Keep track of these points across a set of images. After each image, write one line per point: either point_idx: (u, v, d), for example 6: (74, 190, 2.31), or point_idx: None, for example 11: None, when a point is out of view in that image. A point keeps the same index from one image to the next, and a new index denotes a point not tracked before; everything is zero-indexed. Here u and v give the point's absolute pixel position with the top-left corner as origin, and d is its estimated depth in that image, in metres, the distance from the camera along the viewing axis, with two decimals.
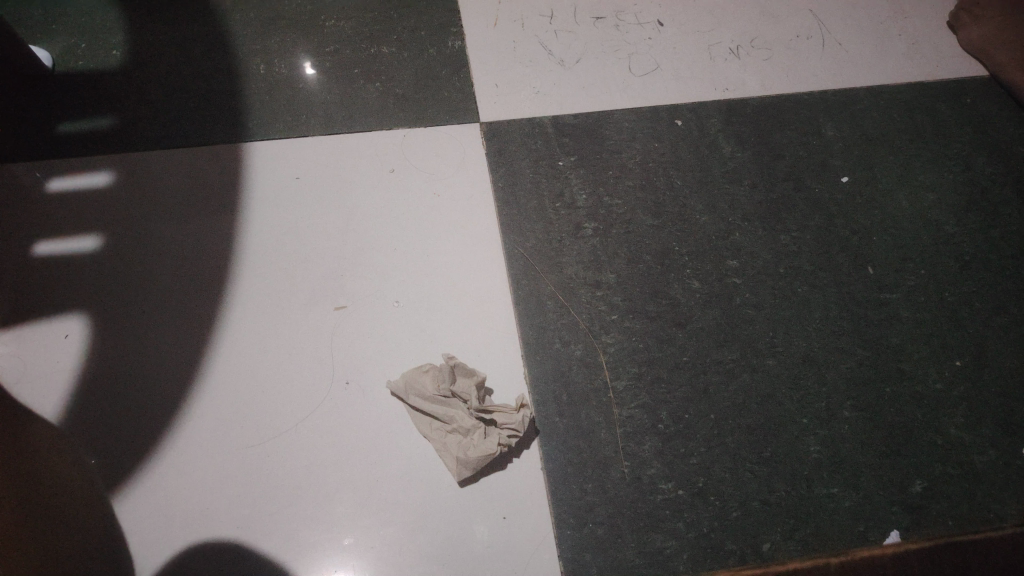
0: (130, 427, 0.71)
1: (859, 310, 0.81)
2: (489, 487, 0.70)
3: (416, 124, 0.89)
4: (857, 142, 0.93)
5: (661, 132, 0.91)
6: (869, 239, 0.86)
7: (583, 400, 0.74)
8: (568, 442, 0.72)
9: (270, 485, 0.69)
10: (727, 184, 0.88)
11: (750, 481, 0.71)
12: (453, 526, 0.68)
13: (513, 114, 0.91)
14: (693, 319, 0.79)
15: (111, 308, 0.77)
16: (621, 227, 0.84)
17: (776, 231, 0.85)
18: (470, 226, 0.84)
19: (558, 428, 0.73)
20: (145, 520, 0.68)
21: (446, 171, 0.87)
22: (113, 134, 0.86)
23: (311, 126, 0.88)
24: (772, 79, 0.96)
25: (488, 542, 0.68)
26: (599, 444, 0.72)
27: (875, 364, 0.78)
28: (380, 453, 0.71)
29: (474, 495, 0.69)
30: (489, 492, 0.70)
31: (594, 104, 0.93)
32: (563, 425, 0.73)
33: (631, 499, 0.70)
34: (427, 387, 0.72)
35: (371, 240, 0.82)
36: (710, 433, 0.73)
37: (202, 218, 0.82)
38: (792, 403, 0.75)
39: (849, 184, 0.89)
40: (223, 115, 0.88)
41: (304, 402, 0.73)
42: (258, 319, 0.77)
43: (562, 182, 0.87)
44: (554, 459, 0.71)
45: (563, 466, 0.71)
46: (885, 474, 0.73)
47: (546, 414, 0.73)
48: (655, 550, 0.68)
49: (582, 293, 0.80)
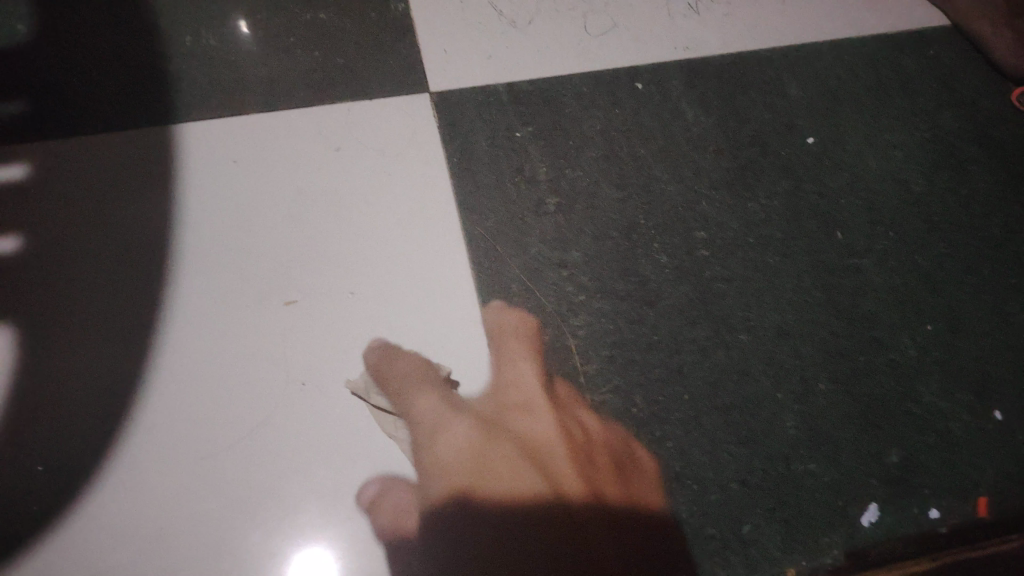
0: (70, 445, 0.66)
1: (830, 277, 0.79)
2: (464, 484, 0.67)
3: (363, 96, 0.83)
4: (823, 102, 0.90)
5: (622, 98, 0.87)
6: (838, 204, 0.84)
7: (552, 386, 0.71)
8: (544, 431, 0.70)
9: (226, 498, 0.65)
10: (692, 151, 0.85)
11: (728, 463, 0.70)
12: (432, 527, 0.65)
13: (465, 82, 0.85)
14: (663, 296, 0.76)
15: (37, 315, 0.70)
16: (585, 202, 0.81)
17: (745, 199, 0.83)
18: (427, 206, 0.79)
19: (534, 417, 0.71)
20: (91, 546, 0.62)
21: (397, 148, 0.81)
22: (24, 121, 0.77)
23: (248, 103, 0.81)
24: (734, 37, 0.92)
25: (470, 541, 0.65)
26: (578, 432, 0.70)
27: (848, 333, 0.77)
28: (344, 458, 0.67)
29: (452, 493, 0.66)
30: (465, 489, 0.67)
31: (550, 69, 0.88)
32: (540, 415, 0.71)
33: (611, 488, 0.68)
34: (389, 384, 0.70)
35: (321, 227, 0.76)
36: (686, 415, 0.71)
37: (134, 211, 0.75)
38: (767, 379, 0.74)
39: (817, 146, 0.87)
40: (149, 94, 0.80)
41: (258, 407, 0.68)
42: (202, 319, 0.71)
43: (521, 156, 0.82)
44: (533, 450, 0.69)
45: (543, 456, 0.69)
46: (862, 447, 0.72)
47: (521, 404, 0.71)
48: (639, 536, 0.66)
49: (548, 275, 0.76)
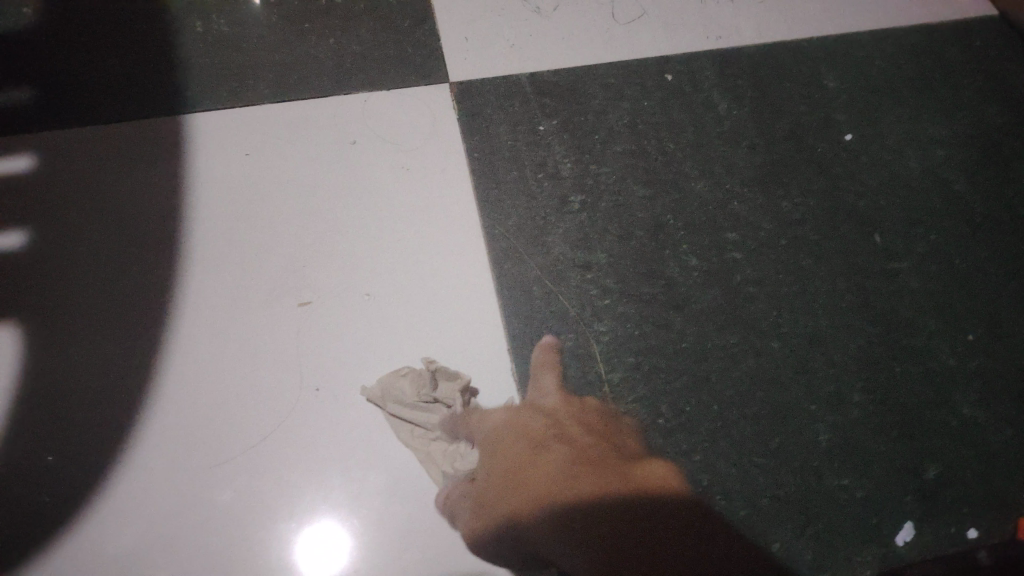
0: (76, 449, 0.64)
1: (867, 282, 0.76)
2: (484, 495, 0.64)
3: (380, 86, 0.80)
4: (860, 94, 0.85)
5: (651, 89, 0.83)
6: (875, 203, 0.80)
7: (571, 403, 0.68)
8: (562, 434, 0.66)
9: (236, 508, 0.63)
10: (723, 146, 0.81)
11: (756, 475, 0.67)
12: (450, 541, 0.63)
13: (486, 72, 0.82)
14: (691, 300, 0.73)
15: (45, 313, 0.68)
16: (611, 199, 0.77)
17: (778, 198, 0.79)
18: (445, 204, 0.75)
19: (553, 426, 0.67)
20: (99, 555, 0.61)
21: (415, 142, 0.78)
22: (31, 111, 0.75)
23: (260, 93, 0.78)
24: (768, 26, 0.88)
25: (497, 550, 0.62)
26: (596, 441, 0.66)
27: (884, 340, 0.73)
28: (358, 467, 0.65)
29: (478, 506, 0.63)
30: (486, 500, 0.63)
31: (576, 59, 0.84)
32: (559, 423, 0.67)
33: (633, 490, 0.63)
34: (407, 394, 0.67)
35: (335, 224, 0.74)
36: (713, 425, 0.68)
37: (144, 206, 0.73)
38: (799, 388, 0.70)
39: (854, 142, 0.83)
40: (159, 83, 0.77)
41: (270, 413, 0.66)
42: (214, 320, 0.69)
43: (544, 150, 0.79)
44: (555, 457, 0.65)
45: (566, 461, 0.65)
46: (897, 460, 0.69)
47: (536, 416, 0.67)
48: (671, 553, 0.62)
49: (571, 277, 0.73)
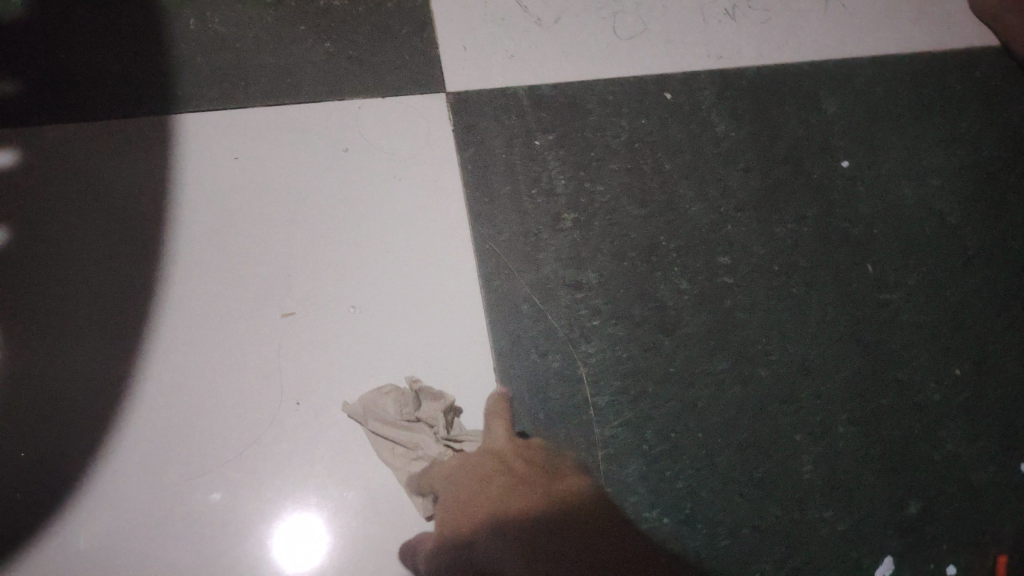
0: (48, 456, 0.62)
1: (858, 312, 0.75)
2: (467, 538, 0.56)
3: (375, 93, 0.78)
4: (859, 120, 0.85)
5: (649, 107, 0.82)
6: (869, 232, 0.79)
7: (517, 443, 0.64)
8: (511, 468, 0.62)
9: (212, 521, 0.62)
10: (719, 169, 0.80)
11: (740, 505, 0.66)
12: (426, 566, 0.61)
13: (483, 83, 0.81)
14: (681, 324, 0.72)
15: (22, 314, 0.66)
16: (604, 218, 0.76)
17: (773, 223, 0.78)
18: (436, 216, 0.74)
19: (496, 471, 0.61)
20: (68, 567, 0.59)
21: (408, 152, 0.77)
22: (14, 104, 0.73)
23: (252, 95, 0.77)
24: (770, 46, 0.88)
25: None
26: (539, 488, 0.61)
27: (873, 372, 0.73)
28: (337, 484, 0.64)
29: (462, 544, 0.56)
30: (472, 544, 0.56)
31: (574, 73, 0.83)
32: (508, 462, 0.62)
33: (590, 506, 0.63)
34: (389, 412, 0.65)
35: (323, 233, 0.72)
36: (698, 453, 0.68)
37: (129, 207, 0.71)
38: (786, 418, 0.70)
39: (851, 169, 0.82)
40: (148, 80, 0.76)
41: (249, 425, 0.65)
42: (195, 327, 0.68)
43: (538, 165, 0.78)
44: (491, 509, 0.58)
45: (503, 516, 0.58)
46: (880, 494, 0.69)
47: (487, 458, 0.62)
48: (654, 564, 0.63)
49: (560, 296, 0.72)
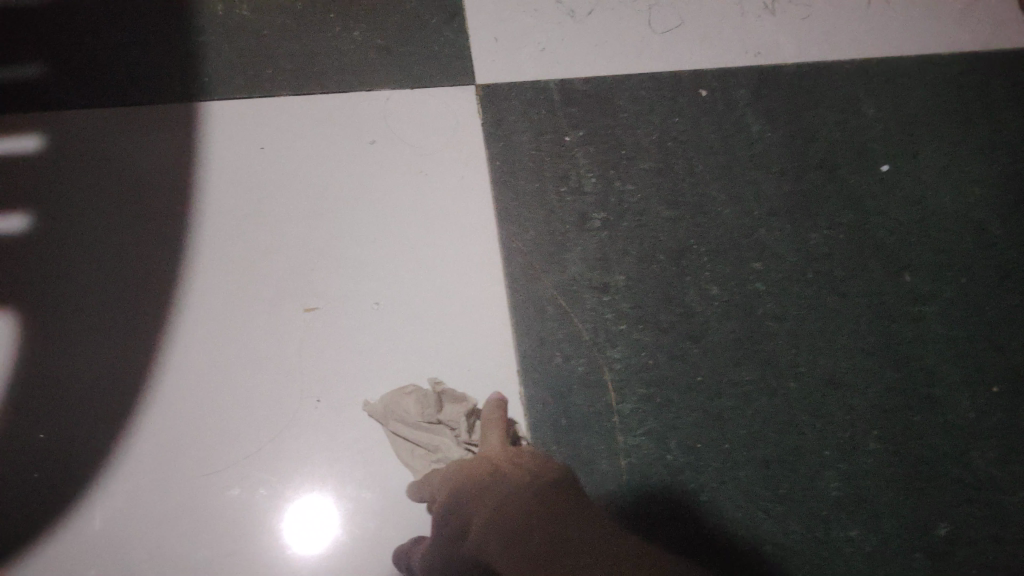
0: (70, 444, 0.62)
1: (891, 324, 0.73)
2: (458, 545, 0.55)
3: (403, 84, 0.77)
4: (899, 125, 0.82)
5: (682, 105, 0.80)
6: (906, 242, 0.77)
7: (510, 448, 0.60)
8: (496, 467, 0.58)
9: (227, 516, 0.61)
10: (753, 171, 0.78)
11: (763, 521, 0.65)
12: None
13: (514, 75, 0.79)
14: (708, 332, 0.71)
15: (46, 300, 0.66)
16: (633, 220, 0.74)
17: (807, 229, 0.76)
18: (461, 213, 0.73)
19: (481, 475, 0.58)
20: (84, 558, 0.59)
21: (435, 146, 0.75)
22: (44, 88, 0.73)
23: (279, 84, 0.76)
24: (810, 44, 0.85)
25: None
26: (522, 473, 0.57)
27: (905, 387, 0.71)
28: (355, 484, 0.63)
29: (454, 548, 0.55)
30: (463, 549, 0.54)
31: (607, 67, 0.81)
32: (494, 463, 0.59)
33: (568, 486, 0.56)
34: (409, 413, 0.63)
35: (346, 227, 0.71)
36: (721, 466, 0.66)
37: (153, 195, 0.71)
38: (813, 432, 0.68)
39: (890, 175, 0.80)
40: (176, 66, 0.75)
41: (269, 421, 0.64)
42: (218, 320, 0.67)
43: (567, 163, 0.76)
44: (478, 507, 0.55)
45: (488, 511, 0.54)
46: (909, 516, 0.67)
47: (478, 464, 0.59)
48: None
49: (586, 299, 0.71)
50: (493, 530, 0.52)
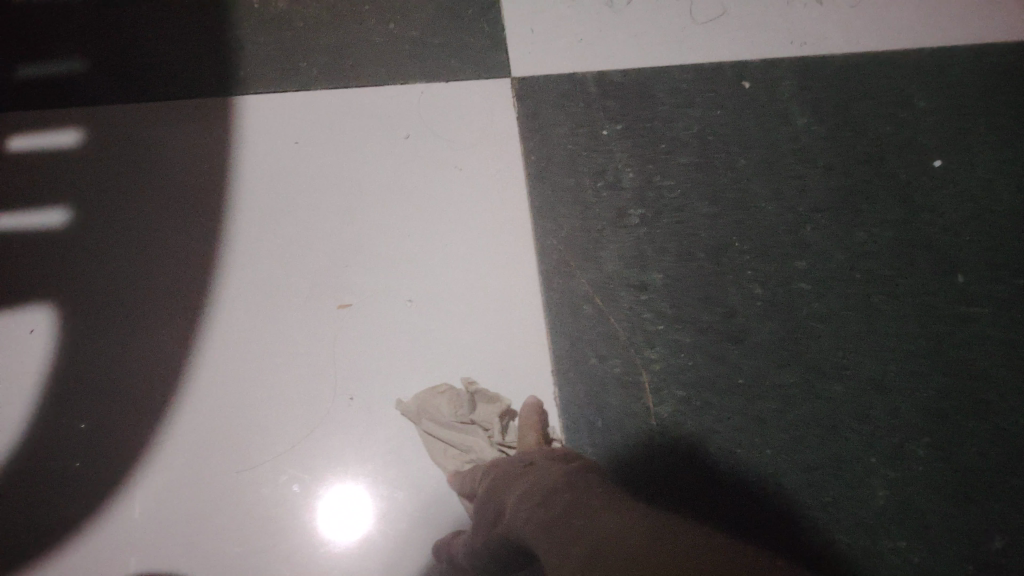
0: (106, 437, 0.63)
1: (942, 327, 0.70)
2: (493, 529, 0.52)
3: (437, 77, 0.76)
4: (953, 117, 0.78)
5: (724, 97, 0.77)
6: (959, 240, 0.73)
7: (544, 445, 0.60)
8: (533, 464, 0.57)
9: (259, 512, 0.61)
10: (797, 166, 0.75)
11: (806, 528, 0.62)
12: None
13: (550, 67, 0.77)
14: (749, 333, 0.69)
15: (85, 293, 0.67)
16: (671, 215, 0.72)
17: (853, 226, 0.73)
18: (496, 209, 0.72)
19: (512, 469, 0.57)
20: (117, 550, 0.59)
21: (469, 140, 0.74)
22: (84, 82, 0.73)
23: (314, 77, 0.75)
24: (858, 34, 0.82)
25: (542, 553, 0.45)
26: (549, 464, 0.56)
27: (956, 393, 0.68)
28: (386, 483, 0.63)
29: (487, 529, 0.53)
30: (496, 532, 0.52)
31: (646, 58, 0.79)
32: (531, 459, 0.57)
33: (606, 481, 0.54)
34: (441, 414, 0.64)
35: (380, 223, 0.71)
36: (762, 470, 0.64)
37: (189, 189, 0.71)
38: (859, 438, 0.66)
39: (942, 170, 0.76)
40: (212, 59, 0.75)
41: (301, 418, 0.64)
42: (251, 315, 0.67)
43: (604, 157, 0.74)
44: (511, 494, 0.53)
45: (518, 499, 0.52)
46: (959, 525, 0.63)
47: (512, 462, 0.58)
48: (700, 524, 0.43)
49: (622, 298, 0.69)
50: (523, 505, 0.50)
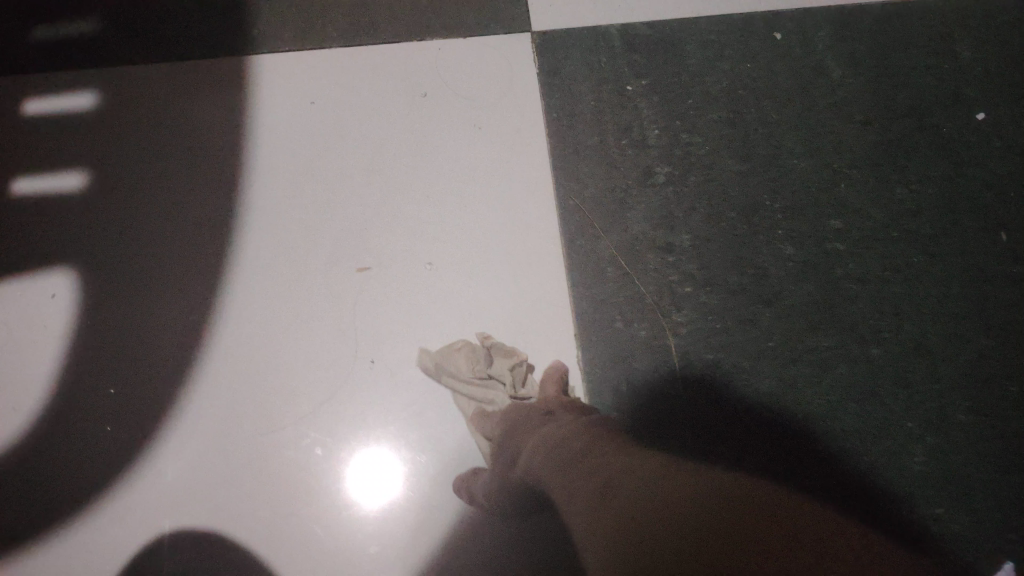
0: (130, 401, 0.63)
1: (986, 287, 0.67)
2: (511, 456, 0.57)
3: (457, 32, 0.73)
4: (1000, 66, 0.74)
5: (755, 49, 0.74)
6: (1006, 197, 0.70)
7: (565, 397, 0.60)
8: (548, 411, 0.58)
9: (284, 476, 0.61)
10: (833, 120, 0.72)
11: (840, 494, 0.60)
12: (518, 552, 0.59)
13: (572, 21, 0.74)
14: (781, 295, 0.66)
15: (104, 257, 0.66)
16: (700, 174, 0.70)
17: (893, 183, 0.70)
18: (518, 167, 0.69)
19: (532, 422, 0.58)
20: (147, 513, 0.60)
21: (490, 97, 0.71)
22: (96, 44, 0.72)
23: (330, 35, 0.73)
24: None
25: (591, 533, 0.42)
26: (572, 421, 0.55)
27: (1000, 356, 0.65)
28: (410, 446, 0.62)
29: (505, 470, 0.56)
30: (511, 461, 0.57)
31: (673, 10, 0.75)
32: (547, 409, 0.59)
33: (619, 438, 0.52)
34: (460, 370, 0.62)
35: (399, 185, 0.69)
36: (794, 435, 0.62)
37: (205, 150, 0.69)
38: (896, 403, 0.63)
39: (987, 122, 0.72)
40: (225, 18, 0.73)
41: (323, 382, 0.63)
42: (271, 278, 0.66)
43: (630, 113, 0.71)
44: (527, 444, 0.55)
45: (557, 469, 0.49)
46: (1001, 494, 0.61)
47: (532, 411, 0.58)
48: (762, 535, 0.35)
49: (649, 259, 0.67)
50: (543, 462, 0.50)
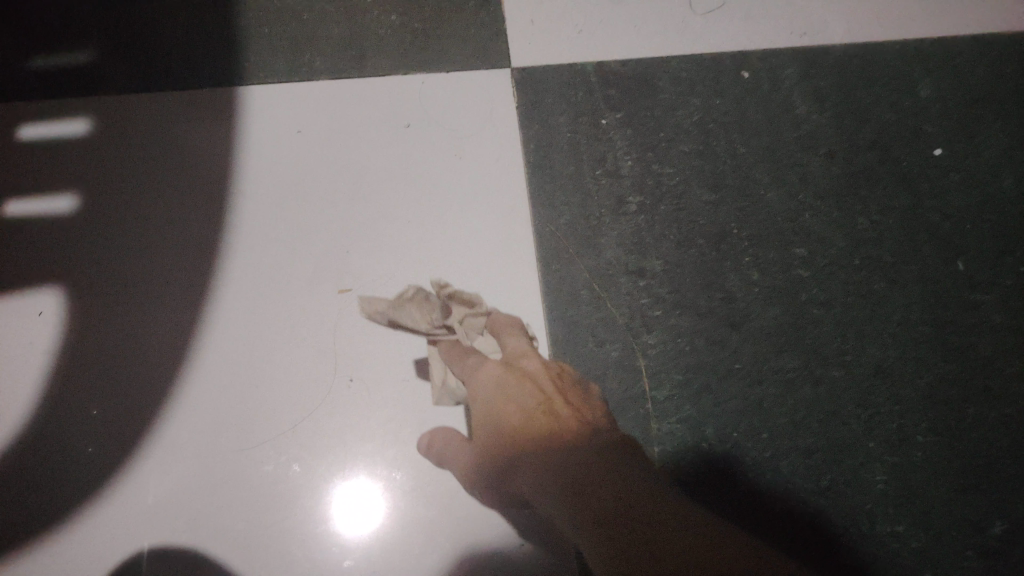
0: (113, 418, 0.64)
1: (946, 313, 0.70)
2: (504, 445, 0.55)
3: (439, 67, 0.76)
4: (956, 105, 0.78)
5: (724, 85, 0.77)
6: (962, 227, 0.73)
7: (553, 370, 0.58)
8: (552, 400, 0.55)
9: (263, 492, 0.62)
10: (798, 154, 0.75)
11: (803, 511, 0.63)
12: (491, 562, 0.61)
13: (550, 59, 0.77)
14: (748, 318, 0.69)
15: (91, 277, 0.68)
16: (671, 202, 0.73)
17: (855, 214, 0.73)
18: (496, 194, 0.72)
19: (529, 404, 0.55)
20: (128, 529, 0.61)
21: (470, 128, 0.74)
22: (90, 73, 0.74)
23: (316, 67, 0.76)
24: (862, 23, 0.80)
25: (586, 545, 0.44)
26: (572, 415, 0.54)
27: (958, 379, 0.68)
28: (386, 464, 0.64)
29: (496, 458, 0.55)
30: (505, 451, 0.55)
31: (646, 49, 0.78)
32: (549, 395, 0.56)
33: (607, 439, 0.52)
34: (415, 321, 0.62)
35: (382, 209, 0.71)
36: (760, 453, 0.65)
37: (195, 176, 0.72)
38: (858, 424, 0.66)
39: (944, 158, 0.76)
40: (215, 51, 0.76)
41: (303, 400, 0.65)
42: (254, 299, 0.68)
43: (604, 145, 0.74)
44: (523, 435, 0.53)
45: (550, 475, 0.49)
46: (960, 512, 0.64)
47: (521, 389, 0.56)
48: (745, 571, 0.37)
49: (622, 283, 0.69)
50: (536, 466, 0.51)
